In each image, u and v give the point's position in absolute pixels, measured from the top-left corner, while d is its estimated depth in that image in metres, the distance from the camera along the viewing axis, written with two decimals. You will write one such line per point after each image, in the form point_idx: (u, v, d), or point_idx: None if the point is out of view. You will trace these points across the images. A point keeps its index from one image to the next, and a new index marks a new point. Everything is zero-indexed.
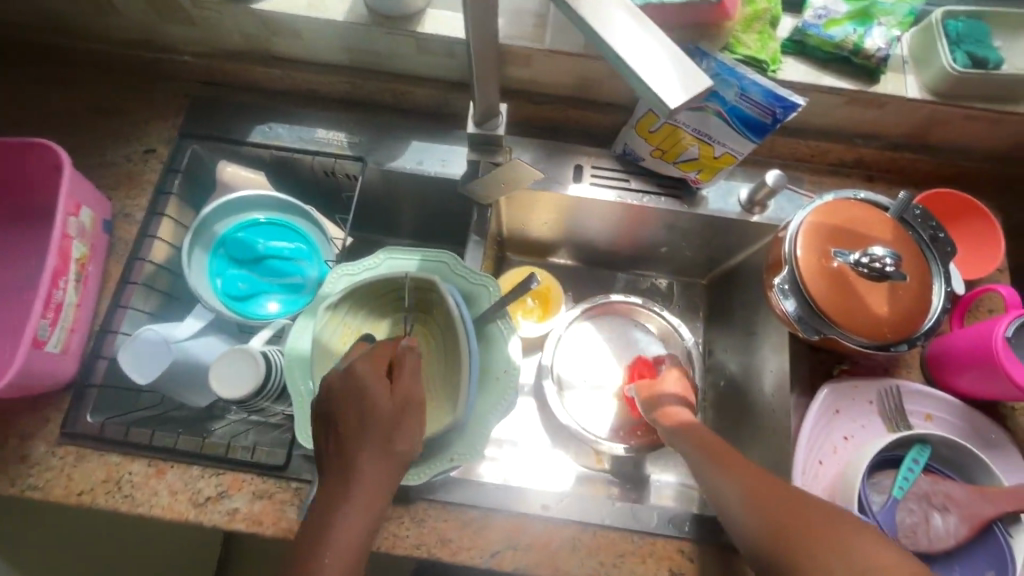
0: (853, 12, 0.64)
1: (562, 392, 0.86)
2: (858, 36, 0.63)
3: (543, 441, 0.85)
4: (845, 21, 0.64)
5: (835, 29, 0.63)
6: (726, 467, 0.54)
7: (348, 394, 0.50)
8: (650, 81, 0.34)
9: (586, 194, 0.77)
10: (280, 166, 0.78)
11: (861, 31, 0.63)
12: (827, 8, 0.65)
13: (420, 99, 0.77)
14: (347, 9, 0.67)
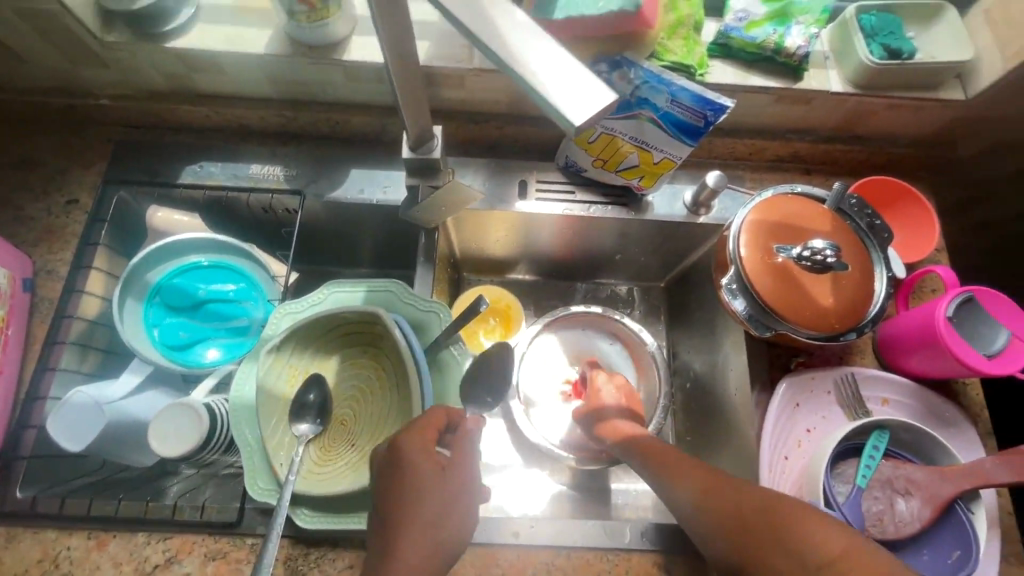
0: (771, 15, 0.65)
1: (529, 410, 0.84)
2: (778, 36, 0.64)
3: (518, 462, 0.83)
4: (764, 23, 0.65)
5: (755, 30, 0.64)
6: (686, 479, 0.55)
7: (387, 470, 0.49)
8: (557, 101, 0.33)
9: (534, 210, 0.76)
10: (215, 206, 0.76)
11: (781, 30, 0.64)
12: (747, 10, 0.66)
13: (357, 127, 0.76)
14: (269, 42, 0.65)
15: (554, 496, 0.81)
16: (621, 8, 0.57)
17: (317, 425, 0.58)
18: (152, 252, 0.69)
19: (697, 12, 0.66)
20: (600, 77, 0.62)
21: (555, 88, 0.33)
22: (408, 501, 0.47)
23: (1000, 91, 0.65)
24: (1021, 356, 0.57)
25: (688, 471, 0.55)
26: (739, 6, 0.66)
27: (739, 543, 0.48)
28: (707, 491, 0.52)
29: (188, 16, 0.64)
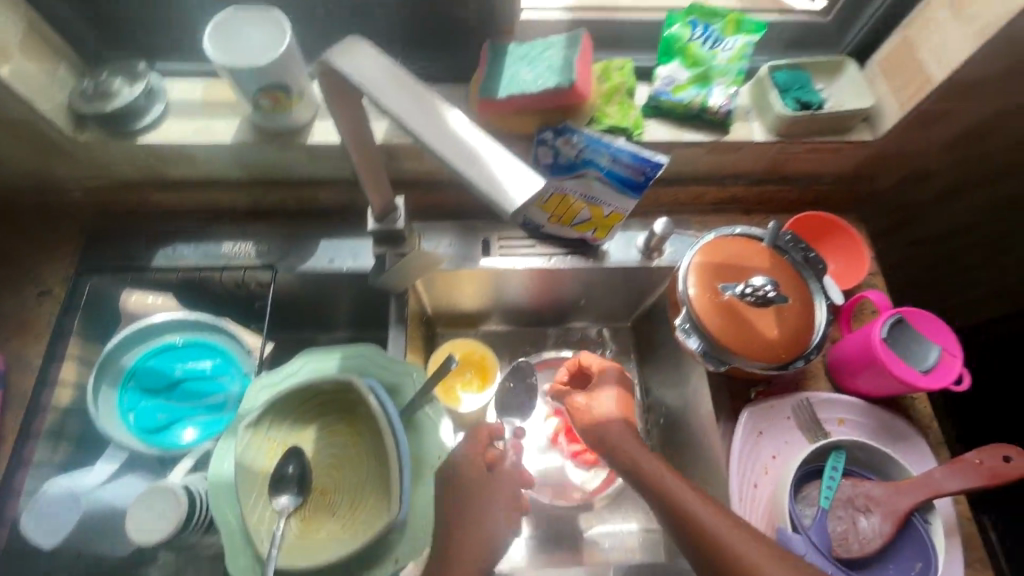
0: (695, 78, 0.72)
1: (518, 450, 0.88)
2: (702, 97, 0.71)
3: None
4: (689, 86, 0.72)
5: (682, 94, 0.71)
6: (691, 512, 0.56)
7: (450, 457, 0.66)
8: (492, 189, 0.36)
9: (498, 266, 0.80)
10: (189, 286, 0.78)
11: (704, 92, 0.71)
12: (672, 76, 0.72)
13: (326, 201, 0.80)
14: (237, 131, 0.70)
15: (542, 544, 0.82)
16: (556, 85, 0.63)
17: (298, 496, 0.59)
18: (127, 336, 0.71)
19: (629, 79, 0.73)
20: (545, 143, 0.68)
21: (490, 176, 0.37)
22: (467, 488, 0.63)
23: (902, 131, 0.73)
24: (953, 369, 0.62)
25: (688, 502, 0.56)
26: (665, 73, 0.73)
27: None
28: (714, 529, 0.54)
29: (158, 112, 0.69)
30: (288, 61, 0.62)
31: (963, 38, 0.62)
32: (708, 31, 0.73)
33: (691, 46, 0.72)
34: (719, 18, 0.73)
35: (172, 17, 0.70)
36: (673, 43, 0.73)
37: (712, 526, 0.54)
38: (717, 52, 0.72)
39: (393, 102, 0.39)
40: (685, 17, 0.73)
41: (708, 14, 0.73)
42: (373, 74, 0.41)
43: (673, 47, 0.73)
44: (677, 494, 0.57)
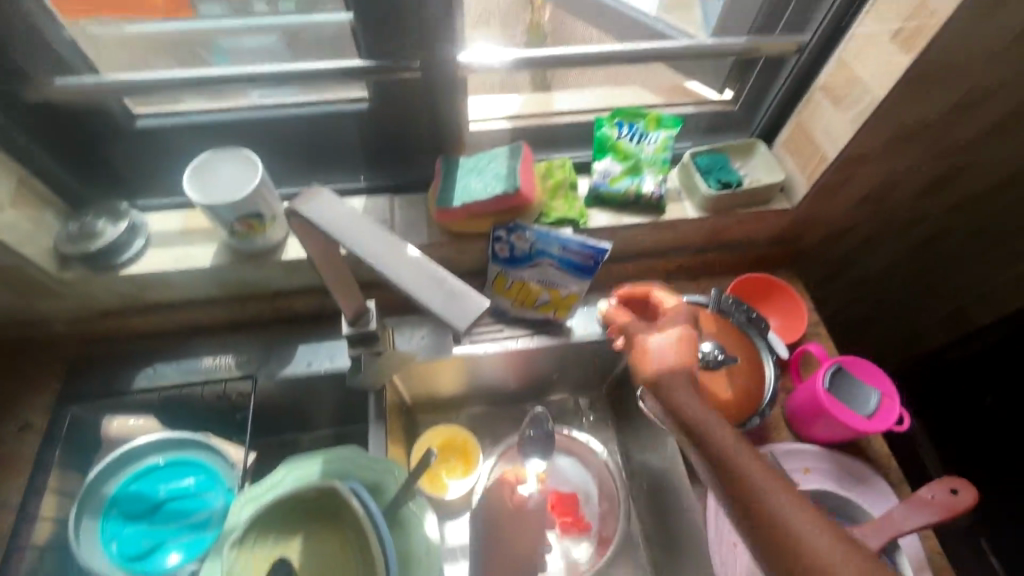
0: (627, 170, 0.81)
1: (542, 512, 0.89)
2: (636, 185, 0.80)
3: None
4: (623, 177, 0.81)
5: (618, 184, 0.80)
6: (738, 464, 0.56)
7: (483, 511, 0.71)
8: (443, 312, 0.41)
9: (470, 352, 0.85)
10: (170, 405, 0.80)
11: (637, 180, 0.81)
12: (607, 169, 0.82)
13: (302, 307, 0.85)
14: (215, 255, 0.75)
15: None
16: (503, 191, 0.71)
17: None
18: (108, 464, 0.72)
19: (571, 175, 0.82)
20: (501, 240, 0.76)
21: (440, 299, 0.42)
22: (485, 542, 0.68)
23: (814, 197, 0.82)
24: (893, 410, 0.68)
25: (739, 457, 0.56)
26: (601, 167, 0.82)
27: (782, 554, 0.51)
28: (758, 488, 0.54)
29: (140, 245, 0.74)
30: (261, 192, 0.69)
31: (844, 121, 0.73)
32: (634, 128, 0.82)
33: (620, 143, 0.82)
34: (642, 115, 0.82)
35: (148, 160, 0.76)
36: (604, 142, 0.82)
37: (793, 522, 0.52)
38: (643, 146, 0.82)
39: (354, 239, 0.45)
40: (612, 118, 0.83)
41: (632, 114, 0.82)
42: (334, 216, 0.46)
43: (605, 145, 0.82)
44: (737, 455, 0.56)
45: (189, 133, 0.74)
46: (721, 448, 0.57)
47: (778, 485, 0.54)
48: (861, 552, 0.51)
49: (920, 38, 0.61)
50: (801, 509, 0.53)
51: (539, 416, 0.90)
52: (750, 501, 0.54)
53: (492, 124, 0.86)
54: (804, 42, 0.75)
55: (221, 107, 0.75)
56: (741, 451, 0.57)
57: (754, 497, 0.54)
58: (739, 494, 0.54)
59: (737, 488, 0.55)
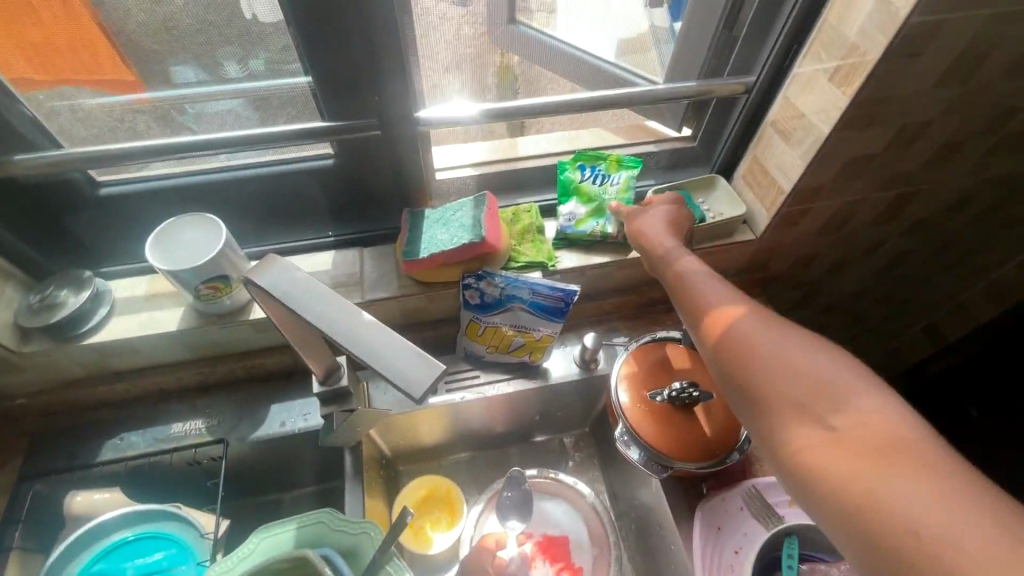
0: (592, 212, 0.83)
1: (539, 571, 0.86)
2: (602, 226, 0.82)
3: None
4: (588, 220, 0.82)
5: (583, 225, 0.82)
6: (701, 291, 0.58)
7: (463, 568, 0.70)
8: (400, 378, 0.41)
9: (447, 401, 0.83)
10: (137, 475, 0.77)
11: (602, 221, 0.82)
12: (573, 212, 0.83)
13: (272, 366, 0.83)
14: (181, 319, 0.74)
15: None
16: (468, 241, 0.72)
17: None
18: (71, 543, 0.69)
19: (538, 219, 0.83)
20: (470, 287, 0.76)
21: (399, 365, 0.41)
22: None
23: (775, 228, 0.84)
24: None
25: (703, 285, 0.59)
26: (566, 210, 0.84)
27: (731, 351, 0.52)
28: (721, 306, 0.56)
29: (105, 313, 0.73)
30: (225, 255, 0.68)
31: (795, 156, 0.75)
32: (596, 170, 0.84)
33: (583, 186, 0.84)
34: (603, 156, 0.83)
35: (113, 226, 0.76)
36: (568, 186, 0.84)
37: (787, 352, 0.49)
38: (607, 187, 0.83)
39: (311, 307, 0.45)
40: (575, 162, 0.84)
41: (593, 156, 0.83)
42: (289, 286, 0.46)
43: (569, 188, 0.84)
44: (701, 283, 0.59)
45: (154, 198, 0.74)
46: (710, 303, 0.56)
47: (774, 327, 0.52)
48: (830, 357, 0.48)
49: (856, 77, 0.64)
50: (797, 340, 0.50)
51: (515, 476, 0.88)
52: (743, 348, 0.51)
53: (457, 172, 0.87)
54: (751, 83, 0.78)
55: (185, 170, 0.75)
56: (738, 304, 0.55)
57: (749, 343, 0.51)
58: (732, 344, 0.52)
59: (730, 339, 0.52)
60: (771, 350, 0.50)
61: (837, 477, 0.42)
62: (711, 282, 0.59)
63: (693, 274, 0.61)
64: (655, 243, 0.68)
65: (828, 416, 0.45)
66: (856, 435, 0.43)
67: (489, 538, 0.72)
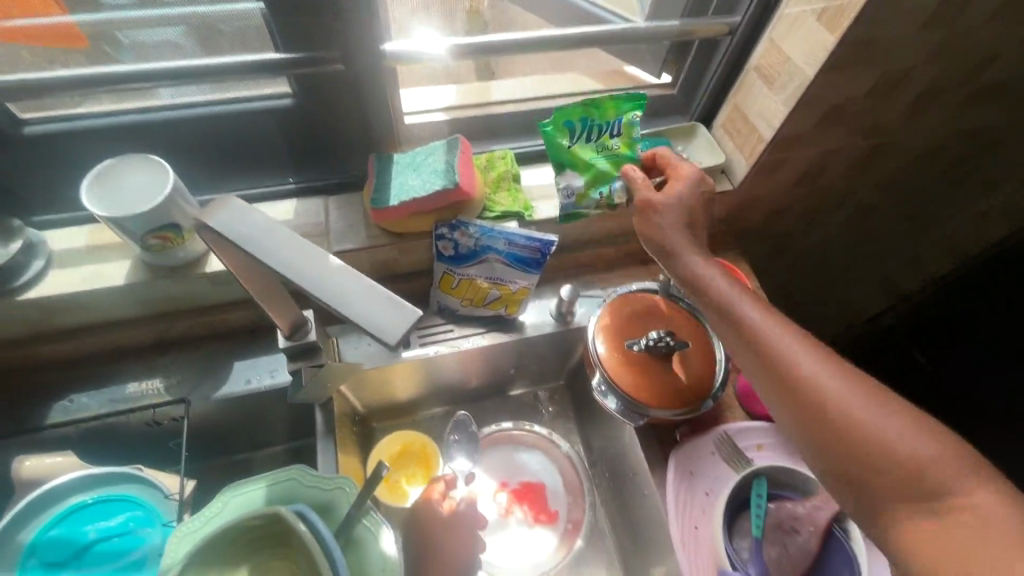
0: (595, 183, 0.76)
1: (508, 520, 0.88)
2: (606, 197, 0.76)
3: (518, 551, 0.85)
4: (592, 190, 0.76)
5: (586, 201, 0.76)
6: (769, 338, 0.56)
7: (437, 519, 0.70)
8: (372, 326, 0.38)
9: (422, 355, 0.81)
10: (92, 438, 0.73)
11: (606, 190, 0.76)
12: (570, 185, 0.76)
13: (232, 322, 0.79)
14: (129, 272, 0.68)
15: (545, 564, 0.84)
16: (442, 187, 0.68)
17: None
18: (23, 508, 0.66)
19: (513, 167, 0.80)
20: (444, 237, 0.73)
21: (371, 311, 0.39)
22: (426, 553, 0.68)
23: (753, 179, 0.83)
24: None
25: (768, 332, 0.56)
26: (563, 184, 0.76)
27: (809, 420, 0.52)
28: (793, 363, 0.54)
29: (40, 266, 0.67)
30: (174, 200, 0.62)
31: (778, 102, 0.73)
32: (586, 124, 0.75)
33: (574, 149, 0.76)
34: (594, 107, 0.74)
35: (44, 170, 0.69)
36: (558, 154, 0.75)
37: (876, 429, 0.48)
38: (605, 145, 0.76)
39: (272, 251, 0.41)
40: (559, 120, 0.74)
41: (581, 108, 0.73)
42: (246, 230, 0.42)
43: (563, 157, 0.75)
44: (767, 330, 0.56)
45: (90, 140, 0.67)
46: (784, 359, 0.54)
47: (859, 390, 0.51)
48: (915, 425, 0.48)
49: (845, 17, 0.61)
50: (881, 405, 0.50)
51: (462, 419, 0.91)
52: (839, 425, 0.50)
53: (429, 116, 0.82)
54: (735, 24, 0.75)
55: (125, 108, 0.68)
56: (822, 374, 0.52)
57: (842, 420, 0.50)
58: (822, 422, 0.51)
59: (824, 419, 0.51)
60: (858, 425, 0.49)
61: (938, 565, 0.44)
62: (780, 335, 0.55)
63: (758, 324, 0.57)
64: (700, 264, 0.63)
65: (924, 498, 0.46)
66: (958, 518, 0.44)
67: (434, 486, 0.73)
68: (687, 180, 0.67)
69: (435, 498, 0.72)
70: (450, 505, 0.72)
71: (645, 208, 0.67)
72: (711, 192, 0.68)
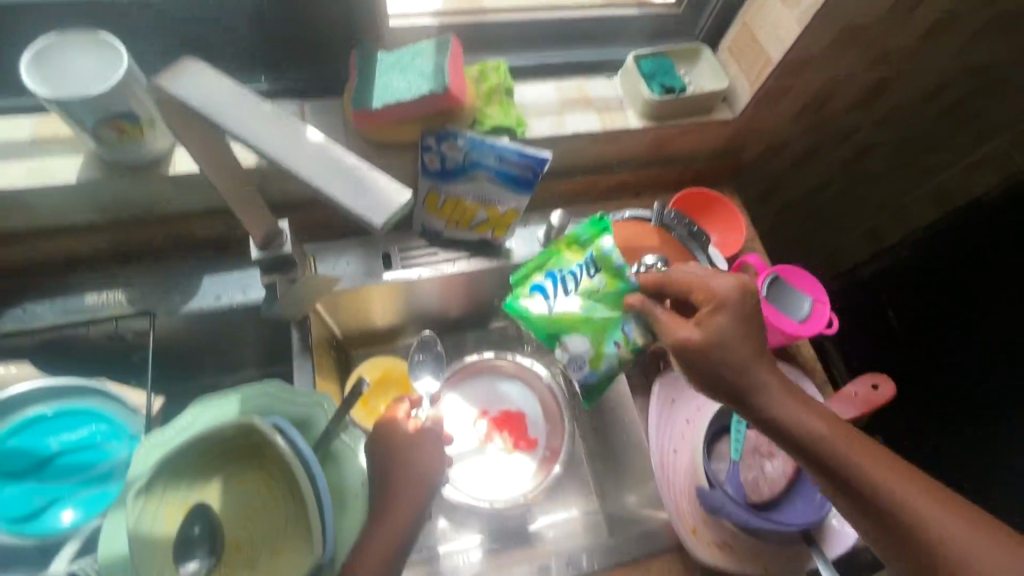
0: (606, 331, 0.65)
1: (486, 445, 0.88)
2: (621, 347, 0.65)
3: (497, 472, 0.86)
4: (604, 345, 0.65)
5: (604, 363, 0.66)
6: (846, 456, 0.53)
7: None
8: (356, 205, 0.35)
9: (404, 278, 0.78)
10: (50, 349, 0.69)
11: (619, 339, 0.65)
12: (577, 356, 0.67)
13: (201, 235, 0.74)
14: (82, 170, 0.62)
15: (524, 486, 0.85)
16: (429, 90, 0.63)
17: (208, 559, 0.55)
18: None
19: (507, 80, 0.74)
20: (430, 150, 0.68)
21: (356, 192, 0.36)
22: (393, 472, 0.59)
23: (756, 107, 0.80)
24: (824, 315, 0.70)
25: (843, 450, 0.53)
26: (571, 362, 0.67)
27: (894, 534, 0.51)
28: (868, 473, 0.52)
29: None
30: (131, 87, 0.56)
31: (790, 19, 0.69)
32: (559, 276, 0.68)
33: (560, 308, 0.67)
34: (550, 257, 0.70)
35: None
36: (552, 324, 0.67)
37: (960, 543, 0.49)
38: (588, 290, 0.66)
39: (238, 121, 0.37)
40: (528, 279, 0.70)
41: (544, 263, 0.70)
42: (207, 95, 0.38)
43: (551, 331, 0.67)
44: (841, 451, 0.53)
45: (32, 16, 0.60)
46: (861, 473, 0.52)
47: (936, 500, 0.51)
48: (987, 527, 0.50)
49: None
50: (951, 509, 0.51)
51: (428, 338, 0.82)
52: (925, 542, 0.50)
53: (417, 18, 0.75)
54: None
55: None
56: (897, 488, 0.51)
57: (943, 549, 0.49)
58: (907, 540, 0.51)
59: (930, 551, 0.50)
60: (958, 549, 0.49)
61: None
62: (870, 459, 0.53)
63: (847, 455, 0.53)
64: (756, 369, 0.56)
65: None
66: None
67: (397, 407, 0.63)
68: (734, 292, 0.58)
69: (400, 416, 0.62)
70: (415, 424, 0.62)
71: (698, 346, 0.56)
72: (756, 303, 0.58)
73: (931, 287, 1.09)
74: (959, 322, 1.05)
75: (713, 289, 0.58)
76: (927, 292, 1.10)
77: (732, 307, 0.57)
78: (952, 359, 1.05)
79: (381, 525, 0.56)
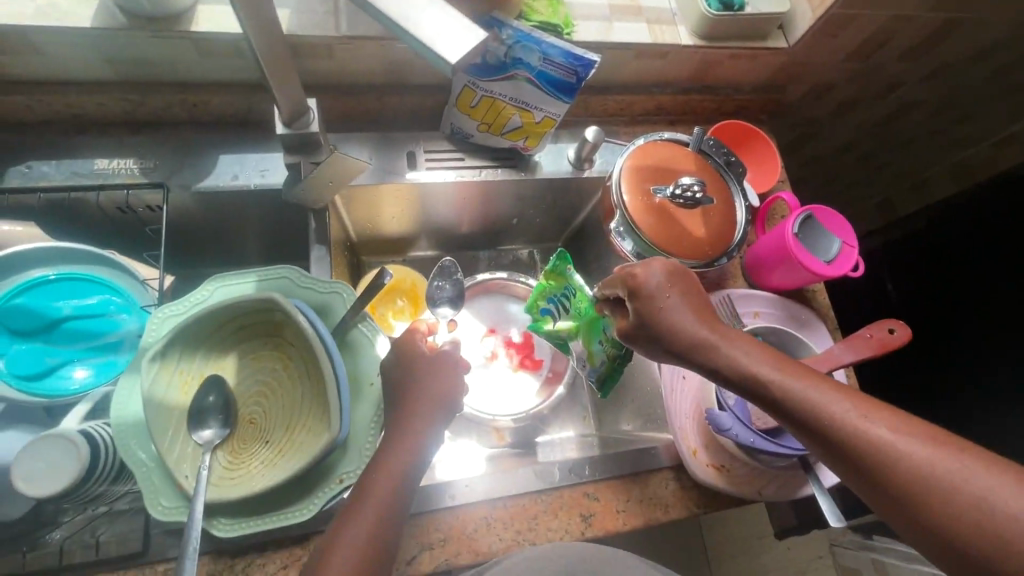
0: (588, 336, 0.69)
1: (490, 359, 0.89)
2: (601, 345, 0.68)
3: (502, 385, 0.87)
4: (592, 344, 0.69)
5: (596, 360, 0.70)
6: (772, 382, 0.49)
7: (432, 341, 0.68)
8: (424, 36, 0.32)
9: (427, 180, 0.75)
10: (57, 210, 0.66)
11: (598, 338, 0.68)
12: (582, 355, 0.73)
13: (220, 110, 0.69)
14: (96, 17, 0.57)
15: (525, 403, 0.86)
16: None
17: (224, 429, 0.55)
18: None
19: None
20: None
21: (423, 24, 0.33)
22: (411, 372, 0.57)
23: (814, 38, 0.75)
24: (851, 258, 0.69)
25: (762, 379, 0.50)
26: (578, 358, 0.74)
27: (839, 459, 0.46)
28: (789, 394, 0.48)
29: None
30: None
31: None
32: (556, 301, 0.76)
33: (559, 324, 0.76)
34: (545, 284, 0.77)
35: None
36: (556, 335, 0.77)
37: (908, 456, 0.43)
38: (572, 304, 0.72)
39: None
40: (537, 306, 0.79)
41: (542, 291, 0.78)
42: None
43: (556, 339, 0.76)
44: (763, 381, 0.50)
45: None
46: (792, 398, 0.48)
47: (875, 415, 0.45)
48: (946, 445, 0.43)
49: None
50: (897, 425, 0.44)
51: (447, 265, 0.79)
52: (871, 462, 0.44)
53: None
54: None
55: None
56: (827, 405, 0.46)
57: (912, 478, 0.42)
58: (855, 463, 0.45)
59: (897, 486, 0.43)
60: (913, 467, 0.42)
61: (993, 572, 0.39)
62: (809, 389, 0.48)
63: (790, 390, 0.48)
64: (676, 314, 0.54)
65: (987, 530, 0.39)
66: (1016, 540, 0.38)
67: (419, 322, 0.62)
68: (649, 268, 0.56)
69: (419, 332, 0.61)
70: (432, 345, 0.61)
71: (632, 333, 0.56)
72: (676, 275, 0.57)
73: (942, 258, 0.97)
74: (967, 301, 0.92)
75: (628, 271, 0.57)
76: (938, 263, 0.98)
77: (650, 279, 0.56)
78: (958, 358, 0.91)
79: (399, 417, 0.55)
